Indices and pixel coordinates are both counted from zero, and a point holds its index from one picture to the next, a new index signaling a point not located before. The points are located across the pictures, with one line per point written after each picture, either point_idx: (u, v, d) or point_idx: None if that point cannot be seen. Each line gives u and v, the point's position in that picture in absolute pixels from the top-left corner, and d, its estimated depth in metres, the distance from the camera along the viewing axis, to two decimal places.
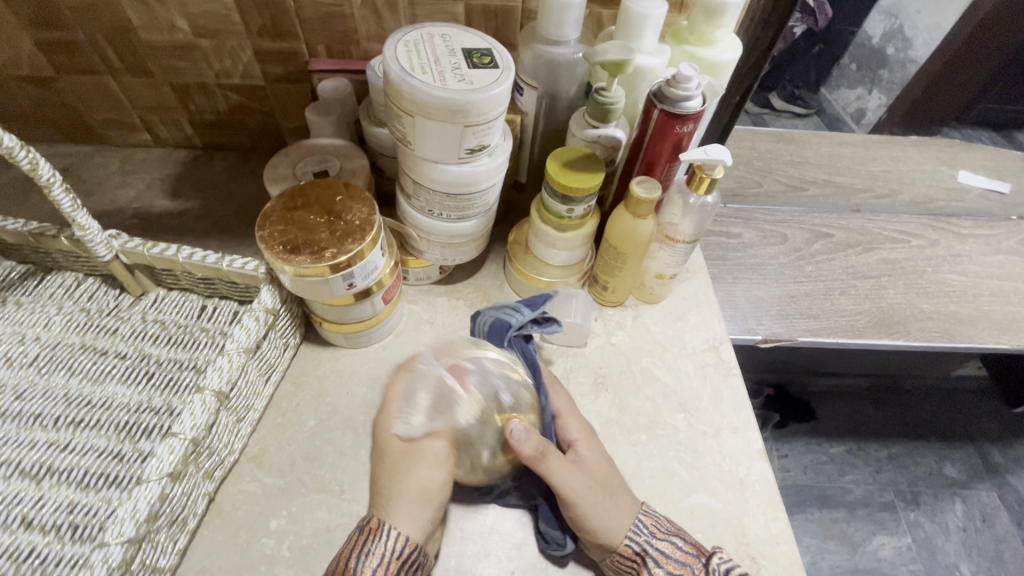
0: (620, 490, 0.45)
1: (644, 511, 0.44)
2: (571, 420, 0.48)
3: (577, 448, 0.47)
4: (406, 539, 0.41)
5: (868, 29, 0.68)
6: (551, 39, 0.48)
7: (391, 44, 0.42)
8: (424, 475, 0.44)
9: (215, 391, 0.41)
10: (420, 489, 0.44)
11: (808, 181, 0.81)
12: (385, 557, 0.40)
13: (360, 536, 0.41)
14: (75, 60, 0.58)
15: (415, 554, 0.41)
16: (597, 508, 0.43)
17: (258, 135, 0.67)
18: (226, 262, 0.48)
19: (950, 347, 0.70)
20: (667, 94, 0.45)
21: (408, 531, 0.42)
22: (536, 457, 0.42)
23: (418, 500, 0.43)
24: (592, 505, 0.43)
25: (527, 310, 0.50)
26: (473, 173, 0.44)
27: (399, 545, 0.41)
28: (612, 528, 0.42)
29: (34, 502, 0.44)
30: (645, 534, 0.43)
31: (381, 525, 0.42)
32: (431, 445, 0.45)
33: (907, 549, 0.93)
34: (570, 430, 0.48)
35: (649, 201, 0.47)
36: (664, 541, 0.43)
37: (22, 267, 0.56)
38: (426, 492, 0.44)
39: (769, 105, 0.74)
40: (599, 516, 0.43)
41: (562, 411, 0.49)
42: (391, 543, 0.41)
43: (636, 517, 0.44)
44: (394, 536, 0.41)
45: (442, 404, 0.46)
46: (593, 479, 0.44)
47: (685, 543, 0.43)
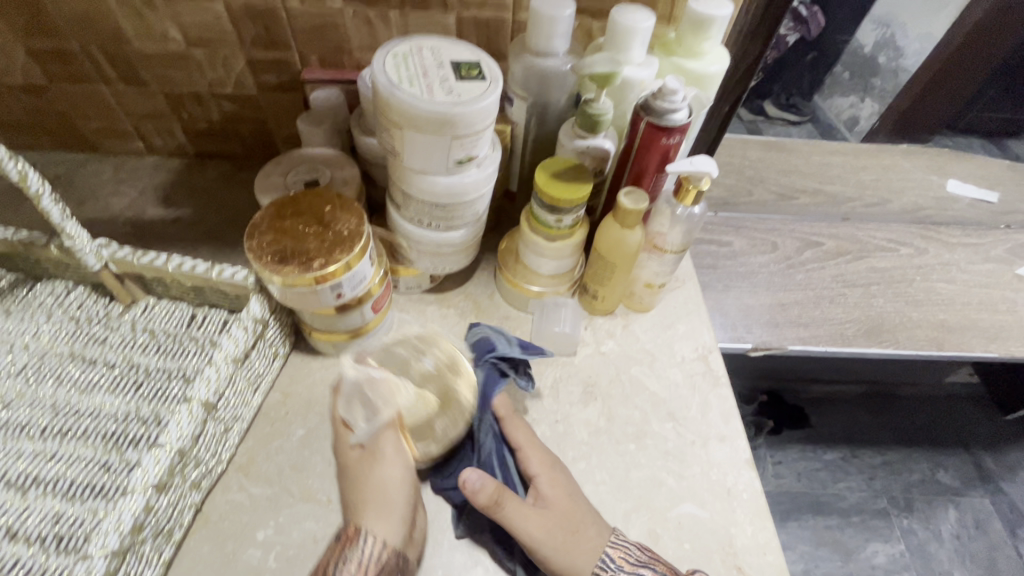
0: (585, 526, 0.44)
1: (612, 542, 0.44)
2: (532, 453, 0.48)
3: (538, 482, 0.46)
4: (384, 545, 0.41)
5: (859, 38, 0.68)
6: (540, 51, 0.49)
7: (380, 57, 0.42)
8: (384, 475, 0.45)
9: (202, 401, 0.41)
10: (380, 487, 0.44)
11: (798, 189, 0.82)
12: (364, 564, 0.40)
13: (337, 545, 0.41)
14: (69, 69, 0.58)
15: (393, 557, 0.41)
16: (560, 551, 0.43)
17: (251, 143, 0.67)
18: (215, 272, 0.49)
19: (940, 355, 0.70)
20: (654, 106, 0.46)
21: (385, 537, 0.41)
22: (490, 506, 0.42)
23: (384, 502, 0.43)
24: (553, 546, 0.43)
25: (519, 350, 0.52)
26: (462, 184, 0.45)
27: (378, 551, 0.40)
28: (577, 566, 0.42)
29: (19, 512, 0.44)
30: (610, 571, 0.42)
31: (357, 532, 0.41)
32: (385, 448, 0.46)
33: (900, 556, 0.93)
34: (531, 465, 0.47)
35: (637, 212, 0.48)
36: (632, 574, 0.42)
37: (13, 275, 0.56)
38: (386, 493, 0.44)
39: (763, 112, 0.74)
40: (561, 555, 0.43)
41: (522, 446, 0.48)
42: (369, 550, 0.40)
43: (602, 550, 0.43)
44: (371, 543, 0.41)
45: (378, 399, 0.47)
46: (553, 520, 0.44)
47: (655, 574, 0.42)
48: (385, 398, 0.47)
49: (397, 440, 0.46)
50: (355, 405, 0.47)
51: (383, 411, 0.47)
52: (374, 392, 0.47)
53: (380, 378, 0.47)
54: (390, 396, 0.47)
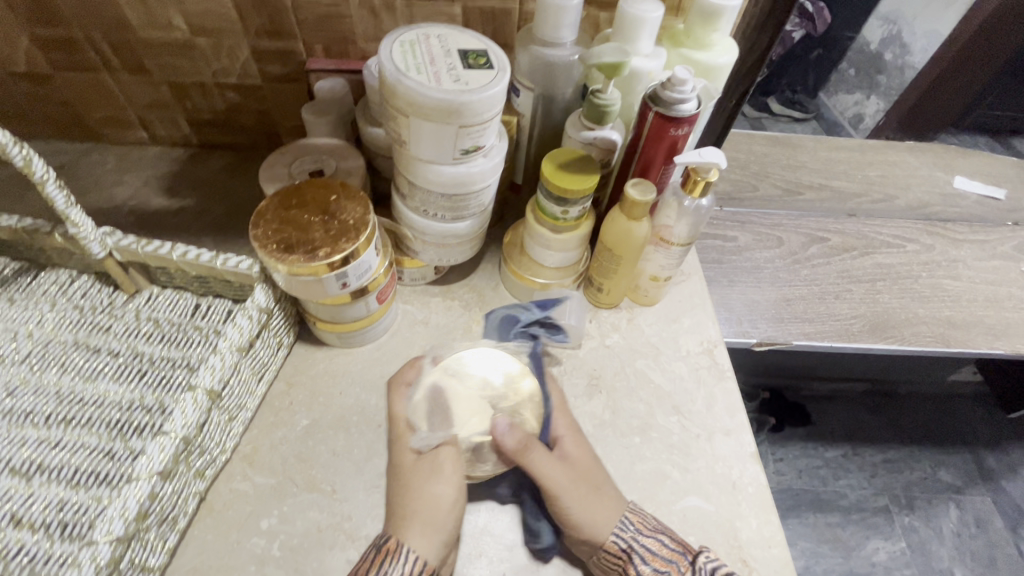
0: (604, 485, 0.46)
1: (631, 509, 0.45)
2: (561, 416, 0.50)
3: (562, 441, 0.48)
4: (423, 564, 0.40)
5: (863, 35, 0.70)
6: (547, 41, 0.48)
7: (386, 44, 0.42)
8: (438, 491, 0.44)
9: (207, 389, 0.41)
10: (433, 505, 0.43)
11: (805, 185, 0.81)
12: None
13: (377, 554, 0.40)
14: (73, 57, 0.58)
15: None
16: (580, 502, 0.44)
17: (255, 134, 0.67)
18: (219, 261, 0.48)
19: (945, 351, 0.70)
20: (662, 96, 0.45)
21: (424, 554, 0.41)
22: (518, 449, 0.45)
23: (431, 517, 0.43)
24: (575, 499, 0.44)
25: (536, 309, 0.53)
26: (468, 174, 0.44)
27: (416, 570, 0.40)
28: (597, 524, 0.43)
29: (24, 499, 0.44)
30: (631, 531, 0.43)
31: (398, 544, 0.41)
32: (447, 462, 0.46)
33: (901, 554, 0.93)
34: (557, 424, 0.50)
35: (644, 203, 0.47)
36: (650, 538, 0.43)
37: (16, 264, 0.55)
38: (439, 513, 0.43)
39: (768, 109, 0.78)
40: (583, 510, 0.44)
41: (555, 407, 0.51)
42: (406, 566, 0.40)
43: (622, 514, 0.44)
44: (411, 559, 0.40)
45: (444, 412, 0.49)
46: (575, 474, 0.46)
47: (671, 540, 0.43)
48: (446, 404, 0.50)
49: (458, 459, 0.46)
50: (421, 410, 0.49)
51: (452, 426, 0.49)
52: (443, 405, 0.50)
53: (443, 389, 0.50)
54: (457, 405, 0.50)
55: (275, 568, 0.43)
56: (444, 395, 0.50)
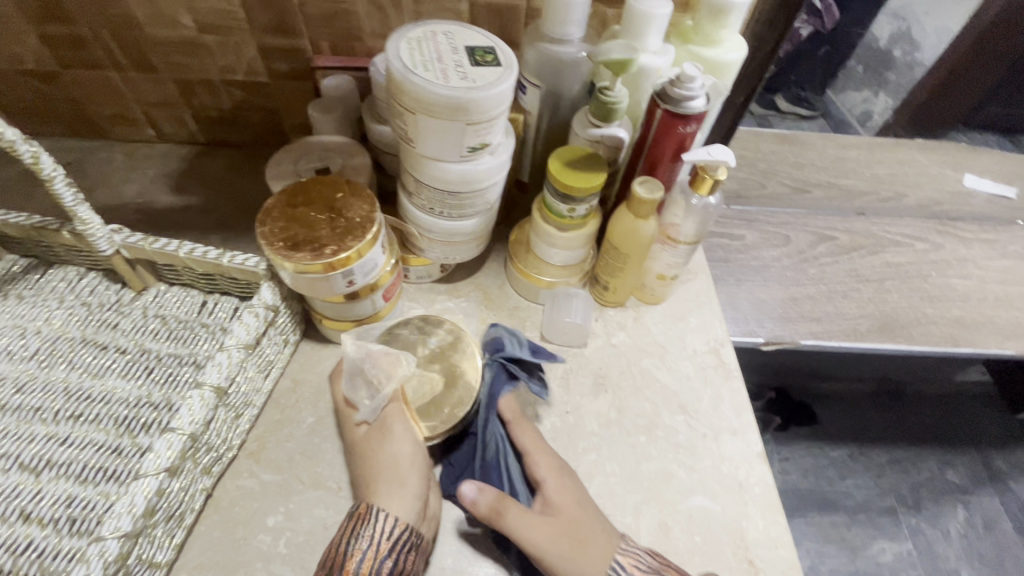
0: (593, 534, 0.43)
1: (622, 548, 0.42)
2: (540, 457, 0.47)
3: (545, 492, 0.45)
4: (396, 520, 0.40)
5: (875, 31, 0.68)
6: (554, 38, 0.48)
7: (393, 41, 0.41)
8: (394, 452, 0.45)
9: (214, 387, 0.41)
10: (392, 464, 0.44)
11: (812, 183, 0.81)
12: (375, 539, 0.39)
13: (349, 522, 0.41)
14: (80, 55, 0.58)
15: (406, 534, 0.40)
16: (567, 559, 0.41)
17: (261, 131, 0.67)
18: (226, 259, 0.48)
19: (954, 352, 0.69)
20: (671, 94, 0.45)
21: (396, 512, 0.41)
22: (491, 514, 0.42)
23: (393, 477, 0.44)
24: (560, 555, 0.41)
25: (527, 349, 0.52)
26: (475, 171, 0.44)
27: (391, 525, 0.40)
28: None
29: (32, 495, 0.44)
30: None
31: (370, 509, 0.41)
32: (394, 424, 0.46)
33: (907, 554, 0.92)
34: (539, 469, 0.46)
35: (651, 202, 0.47)
36: None
37: (25, 260, 0.56)
38: (398, 467, 0.44)
39: (774, 107, 0.74)
40: (570, 566, 0.41)
41: (530, 450, 0.47)
42: (380, 524, 0.40)
43: (612, 557, 0.41)
44: (383, 518, 0.40)
45: (378, 375, 0.48)
46: (560, 527, 0.42)
47: None
48: (383, 369, 0.47)
49: (406, 419, 0.47)
50: (359, 386, 0.48)
51: (387, 385, 0.47)
52: (374, 368, 0.48)
53: (379, 353, 0.48)
54: (391, 372, 0.47)
55: (281, 564, 0.43)
56: (367, 361, 0.48)
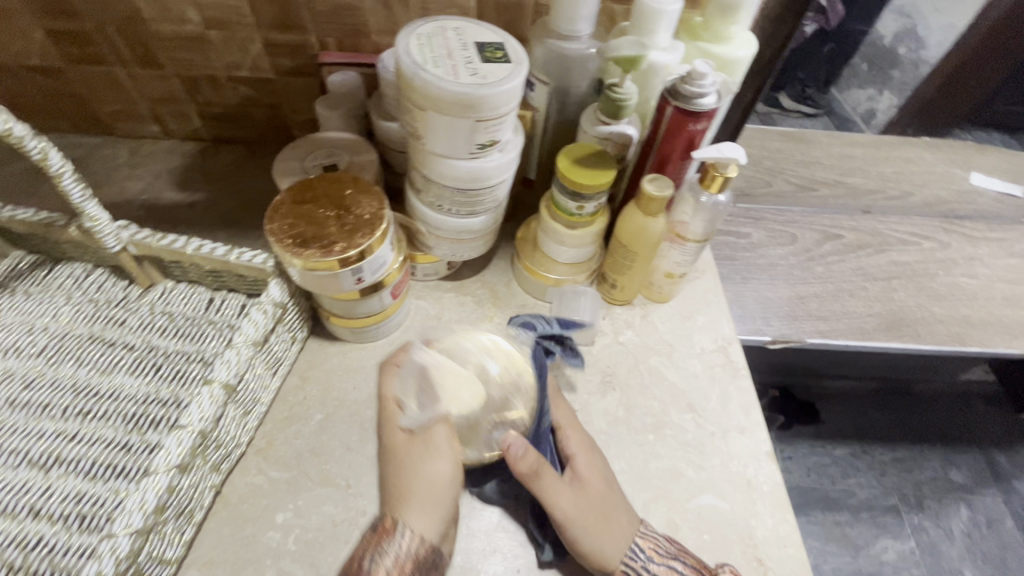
0: (617, 511, 0.44)
1: (641, 532, 0.44)
2: (571, 433, 0.48)
3: (574, 463, 0.46)
4: (421, 540, 0.41)
5: (879, 28, 0.67)
6: (563, 35, 0.48)
7: (403, 37, 0.41)
8: (432, 470, 0.44)
9: (223, 383, 0.41)
10: (427, 485, 0.44)
11: (818, 181, 0.80)
12: (399, 557, 0.40)
13: (373, 536, 0.41)
14: (86, 51, 0.58)
15: (428, 554, 0.41)
16: (591, 533, 0.43)
17: (267, 127, 0.67)
18: (234, 255, 0.48)
19: (960, 351, 0.69)
20: (681, 91, 0.45)
21: (422, 531, 0.41)
22: (530, 474, 0.43)
23: (428, 496, 0.43)
24: (585, 526, 0.43)
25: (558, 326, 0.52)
26: (484, 168, 0.44)
27: (414, 545, 0.40)
28: (606, 553, 0.42)
29: (42, 491, 0.44)
30: (642, 560, 0.42)
31: (395, 524, 0.41)
32: (439, 437, 0.46)
33: (910, 553, 0.92)
34: (569, 442, 0.47)
35: (660, 199, 0.47)
36: (662, 565, 0.43)
37: (31, 257, 0.56)
38: (435, 489, 0.43)
39: (778, 104, 0.71)
40: (591, 540, 0.43)
41: (562, 424, 0.49)
42: (405, 543, 0.40)
43: (632, 540, 0.43)
44: (407, 537, 0.41)
45: (432, 391, 0.47)
46: (586, 499, 0.44)
47: (684, 566, 0.43)
48: (440, 389, 0.47)
49: (451, 436, 0.46)
50: (410, 389, 0.48)
51: (440, 403, 0.47)
52: (433, 381, 0.47)
53: (443, 368, 0.48)
54: (450, 390, 0.47)
55: (290, 562, 0.43)
56: (433, 370, 0.48)
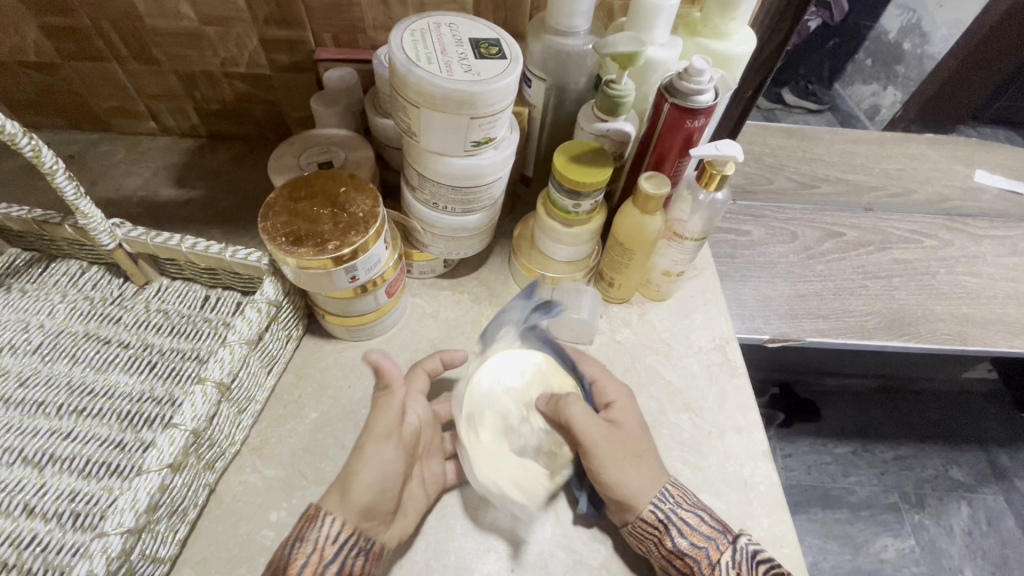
0: (645, 455, 0.45)
1: (670, 482, 0.44)
2: (609, 384, 0.49)
3: (610, 410, 0.47)
4: (343, 526, 0.37)
5: (884, 24, 0.65)
6: (561, 30, 0.47)
7: (397, 33, 0.41)
8: (363, 473, 0.38)
9: (216, 382, 0.41)
10: (349, 483, 0.38)
11: (820, 178, 0.79)
12: (320, 543, 0.37)
13: (301, 521, 0.38)
14: (81, 46, 0.57)
15: (352, 539, 0.37)
16: (619, 466, 0.43)
17: (264, 124, 0.66)
18: (228, 253, 0.48)
19: (962, 349, 0.69)
20: (679, 87, 0.44)
21: (344, 515, 0.38)
22: (559, 406, 0.46)
23: (351, 489, 0.38)
24: (614, 458, 0.43)
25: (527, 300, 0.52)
26: (479, 166, 0.44)
27: (336, 530, 0.37)
28: (633, 490, 0.42)
29: (36, 489, 0.44)
30: (671, 503, 0.43)
31: (317, 511, 0.38)
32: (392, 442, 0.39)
33: (910, 551, 0.92)
34: (608, 392, 0.48)
35: (658, 197, 0.46)
36: (688, 512, 0.43)
37: (27, 254, 0.55)
38: (364, 494, 0.38)
39: (781, 100, 0.70)
40: (619, 474, 0.43)
41: (598, 376, 0.50)
42: (325, 529, 0.37)
43: (661, 485, 0.44)
44: (328, 523, 0.37)
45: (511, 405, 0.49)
46: (621, 437, 0.45)
47: (709, 518, 0.43)
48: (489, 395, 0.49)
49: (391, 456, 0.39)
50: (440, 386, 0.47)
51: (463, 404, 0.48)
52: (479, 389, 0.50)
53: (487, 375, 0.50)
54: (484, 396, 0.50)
55: None
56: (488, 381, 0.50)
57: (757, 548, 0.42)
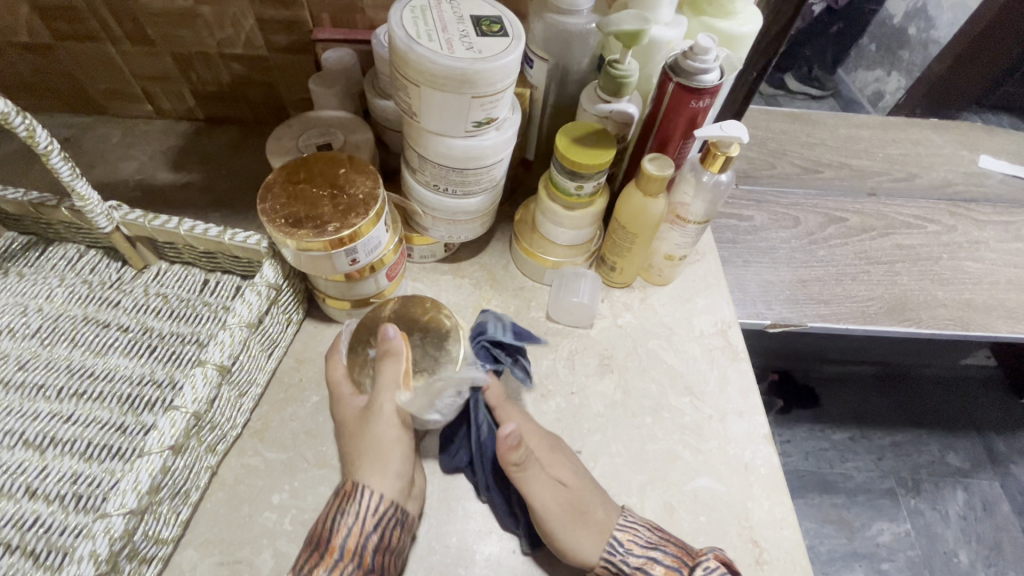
0: (593, 508, 0.43)
1: (620, 525, 0.43)
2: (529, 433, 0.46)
3: (548, 466, 0.44)
4: (380, 497, 0.40)
5: (890, 8, 0.64)
6: (564, 9, 0.46)
7: (396, 10, 0.40)
8: (379, 431, 0.43)
9: (217, 364, 0.41)
10: (380, 443, 0.42)
11: (823, 163, 0.78)
12: (361, 515, 0.39)
13: (335, 501, 0.40)
14: (74, 26, 0.56)
15: (391, 509, 0.41)
16: (568, 530, 0.42)
17: (261, 107, 0.65)
18: (227, 236, 0.48)
19: (962, 335, 0.68)
20: (684, 67, 0.43)
21: (380, 488, 0.41)
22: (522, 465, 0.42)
23: (377, 457, 0.42)
24: (562, 524, 0.42)
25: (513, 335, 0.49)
26: (480, 147, 0.43)
27: (375, 502, 0.40)
28: (586, 548, 0.42)
29: (38, 471, 0.44)
30: (620, 555, 0.41)
31: (355, 487, 0.41)
32: (386, 402, 0.43)
33: (906, 535, 0.93)
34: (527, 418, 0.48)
35: (660, 178, 0.46)
36: (641, 557, 0.41)
37: (24, 238, 0.55)
38: (386, 450, 0.42)
39: (783, 86, 0.70)
40: (569, 538, 0.42)
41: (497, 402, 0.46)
42: (365, 501, 0.40)
43: (610, 535, 0.42)
44: (368, 495, 0.40)
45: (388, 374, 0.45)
46: (567, 496, 0.43)
47: (666, 555, 0.41)
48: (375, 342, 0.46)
49: (396, 400, 0.43)
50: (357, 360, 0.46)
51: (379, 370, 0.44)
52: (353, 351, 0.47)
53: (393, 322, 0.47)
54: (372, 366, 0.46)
55: (287, 542, 0.43)
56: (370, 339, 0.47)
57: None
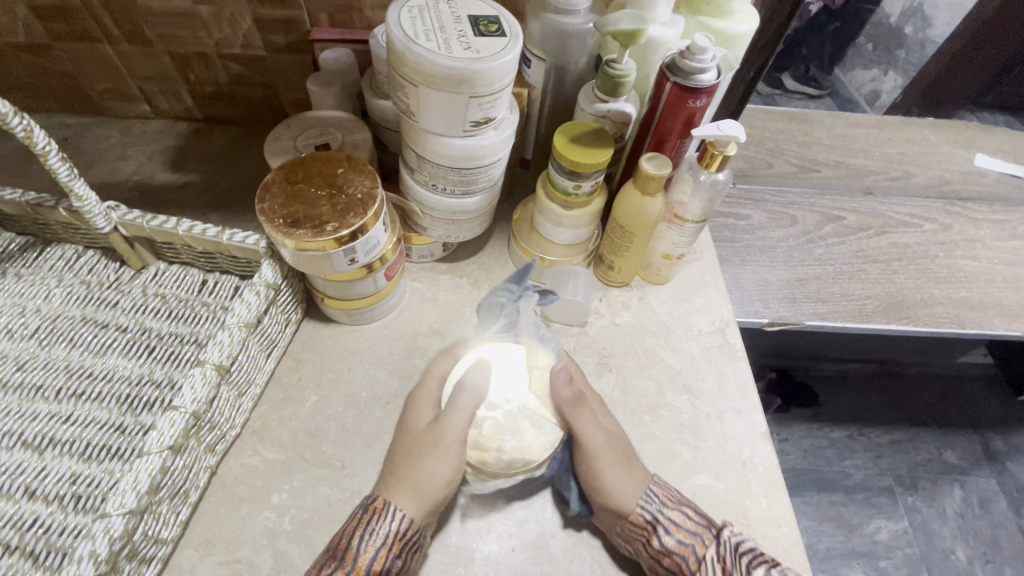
0: (634, 461, 0.46)
1: (655, 481, 0.45)
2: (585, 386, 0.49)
3: (596, 415, 0.47)
4: (410, 521, 0.41)
5: (886, 7, 0.61)
6: (561, 8, 0.46)
7: (394, 10, 0.40)
8: (434, 467, 0.42)
9: (216, 364, 0.41)
10: (426, 480, 0.42)
11: (820, 162, 0.78)
12: (388, 538, 0.40)
13: (362, 515, 0.41)
14: (71, 27, 0.56)
15: (415, 534, 0.41)
16: (613, 472, 0.44)
17: (259, 107, 0.65)
18: (226, 237, 0.48)
19: (959, 333, 0.69)
20: (681, 66, 0.44)
21: (411, 512, 0.41)
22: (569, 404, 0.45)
23: (422, 488, 0.42)
24: (608, 465, 0.44)
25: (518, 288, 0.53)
26: (478, 147, 0.43)
27: (403, 527, 0.40)
28: (626, 493, 0.43)
29: (37, 472, 0.44)
30: (657, 503, 0.43)
31: (385, 504, 0.41)
32: (449, 432, 0.43)
33: (903, 533, 0.93)
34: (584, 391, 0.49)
35: (659, 178, 0.46)
36: (675, 510, 0.43)
37: (22, 239, 0.55)
38: (432, 486, 0.42)
39: (781, 86, 0.68)
40: (612, 481, 0.43)
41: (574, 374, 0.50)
42: (393, 524, 0.40)
43: (647, 486, 0.44)
44: (398, 518, 0.40)
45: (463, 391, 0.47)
46: (613, 443, 0.46)
47: (695, 514, 0.43)
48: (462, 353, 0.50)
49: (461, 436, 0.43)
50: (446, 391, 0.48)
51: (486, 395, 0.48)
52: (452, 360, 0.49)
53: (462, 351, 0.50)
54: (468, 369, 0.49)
55: (287, 541, 0.44)
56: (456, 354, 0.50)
57: (740, 540, 0.42)
